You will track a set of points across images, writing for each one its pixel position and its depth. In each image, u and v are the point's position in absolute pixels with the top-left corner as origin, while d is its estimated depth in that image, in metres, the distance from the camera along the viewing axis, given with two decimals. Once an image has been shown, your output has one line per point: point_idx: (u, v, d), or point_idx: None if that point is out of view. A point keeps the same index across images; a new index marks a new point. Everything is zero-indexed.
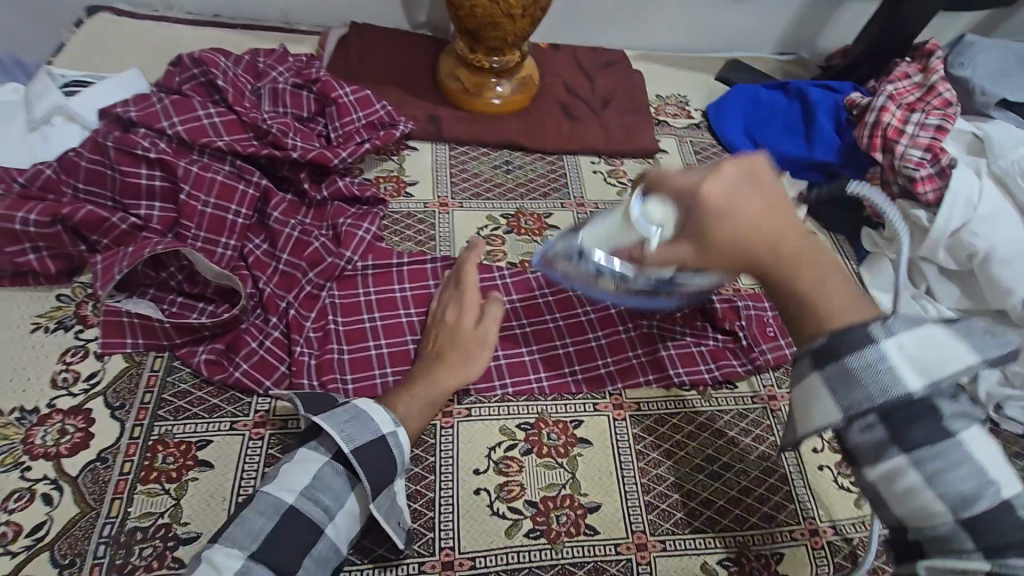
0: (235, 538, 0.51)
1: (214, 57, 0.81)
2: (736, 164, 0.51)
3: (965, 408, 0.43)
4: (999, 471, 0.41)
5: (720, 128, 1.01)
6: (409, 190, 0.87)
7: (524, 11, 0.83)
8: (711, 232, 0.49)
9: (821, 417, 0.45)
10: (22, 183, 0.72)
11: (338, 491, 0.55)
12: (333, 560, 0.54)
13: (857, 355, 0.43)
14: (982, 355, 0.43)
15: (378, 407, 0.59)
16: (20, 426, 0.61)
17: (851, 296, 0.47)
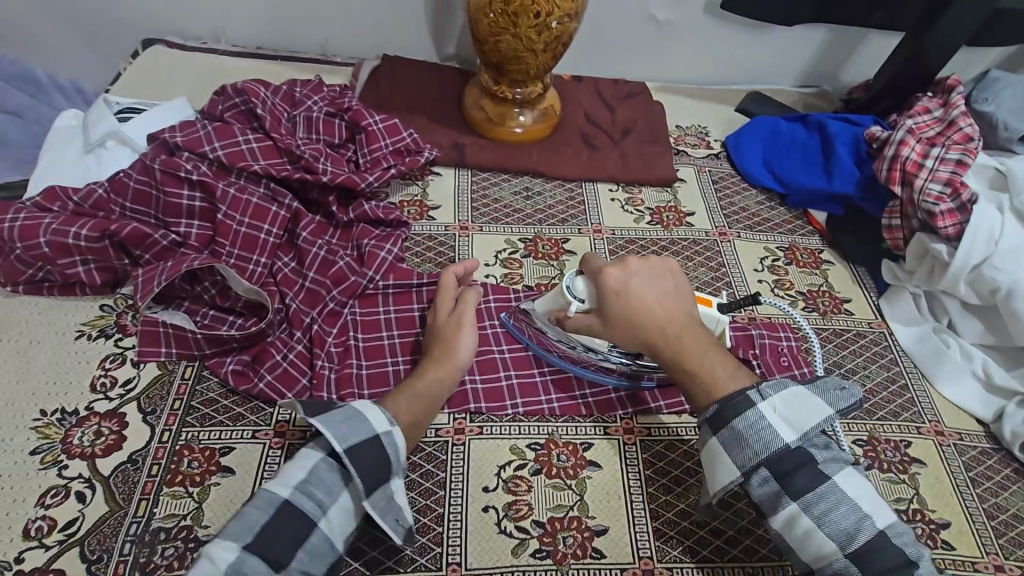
0: (231, 533, 0.52)
1: (255, 87, 0.87)
2: (639, 260, 0.68)
3: (832, 451, 0.59)
4: (870, 504, 0.56)
5: (739, 159, 1.03)
6: (432, 214, 0.91)
7: (545, 46, 0.86)
8: (614, 310, 0.65)
9: (723, 475, 0.60)
10: (75, 201, 0.78)
11: (332, 488, 0.57)
12: (327, 554, 0.55)
13: (739, 419, 0.59)
14: (835, 408, 0.59)
15: (374, 408, 0.61)
16: (60, 426, 0.66)
17: (727, 367, 0.64)
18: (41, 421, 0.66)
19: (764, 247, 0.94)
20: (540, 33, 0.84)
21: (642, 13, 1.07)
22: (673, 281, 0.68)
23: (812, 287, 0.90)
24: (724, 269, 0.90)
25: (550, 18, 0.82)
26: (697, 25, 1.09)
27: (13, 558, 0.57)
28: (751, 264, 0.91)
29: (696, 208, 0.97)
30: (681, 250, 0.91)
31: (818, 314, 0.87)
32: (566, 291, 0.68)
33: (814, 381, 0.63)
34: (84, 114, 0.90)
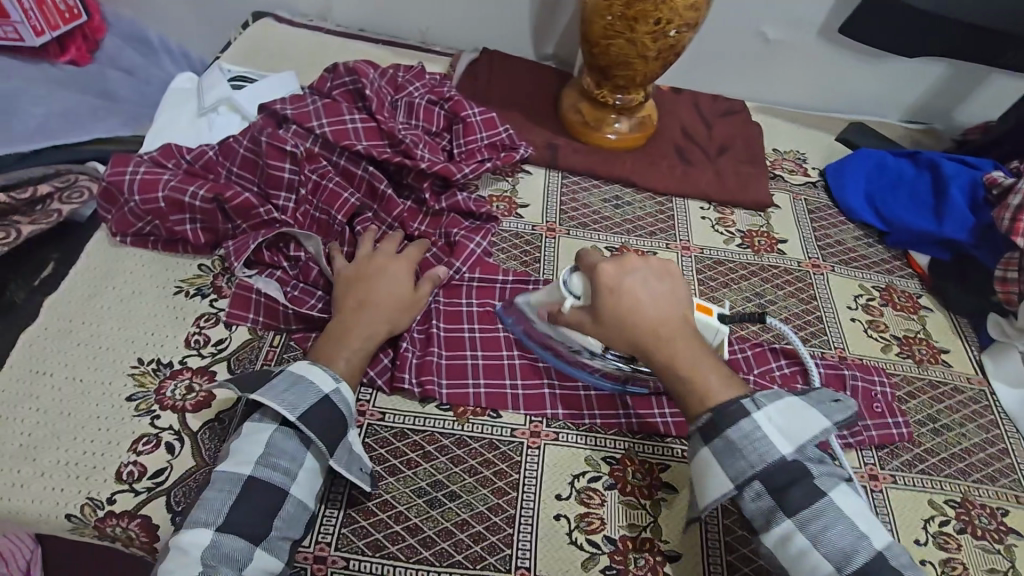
0: (197, 520, 0.54)
1: (364, 68, 0.88)
2: (637, 259, 0.67)
3: (826, 466, 0.58)
4: (866, 522, 0.55)
5: (840, 191, 0.99)
6: (520, 211, 0.90)
7: (658, 55, 0.85)
8: (607, 310, 0.63)
9: (715, 487, 0.57)
10: (188, 160, 0.81)
11: (292, 452, 0.59)
12: (303, 516, 0.57)
13: (733, 429, 0.57)
14: (831, 420, 0.58)
15: (314, 369, 0.63)
16: (155, 377, 0.68)
17: (720, 374, 0.61)
18: (138, 369, 0.68)
19: (859, 284, 0.90)
20: (656, 40, 0.83)
21: (753, 30, 1.05)
22: (670, 282, 0.66)
23: (909, 332, 0.85)
24: (815, 302, 0.86)
25: (670, 26, 0.81)
26: (807, 47, 1.07)
27: (105, 498, 0.59)
28: (844, 301, 0.87)
29: (790, 236, 0.94)
30: (771, 278, 0.88)
31: (914, 362, 0.82)
32: (561, 284, 0.67)
33: (806, 394, 0.62)
34: (199, 79, 0.93)
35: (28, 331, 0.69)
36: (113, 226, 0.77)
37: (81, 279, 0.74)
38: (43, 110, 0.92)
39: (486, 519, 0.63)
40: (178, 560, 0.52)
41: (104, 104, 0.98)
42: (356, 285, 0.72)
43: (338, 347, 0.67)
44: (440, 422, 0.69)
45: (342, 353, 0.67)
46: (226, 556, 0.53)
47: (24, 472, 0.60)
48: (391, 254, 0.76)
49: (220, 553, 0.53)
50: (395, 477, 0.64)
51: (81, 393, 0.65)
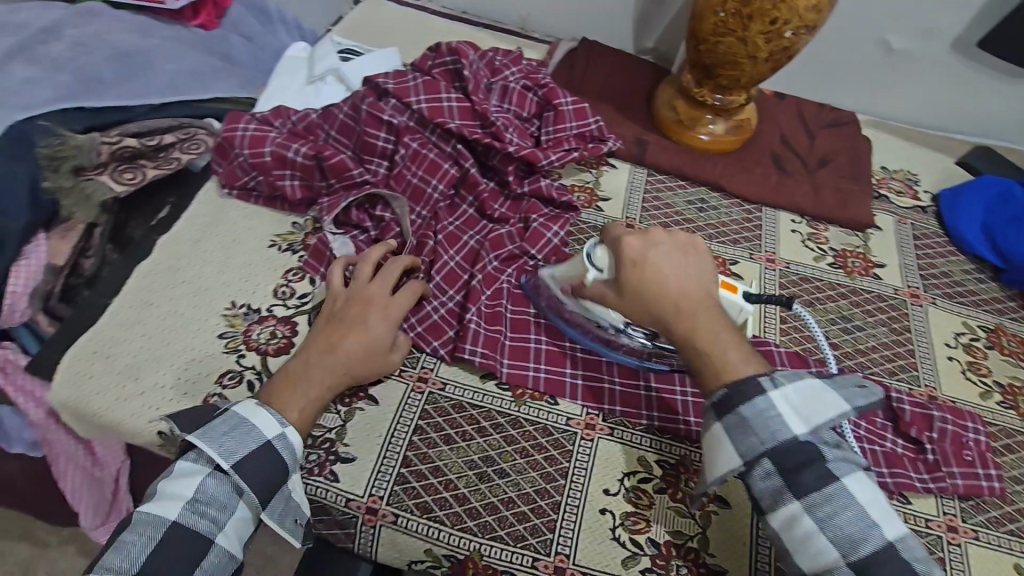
0: (108, 564, 0.52)
1: (466, 49, 0.90)
2: (664, 233, 0.65)
3: (842, 451, 0.56)
4: (879, 512, 0.53)
5: (953, 220, 0.91)
6: (600, 204, 0.89)
7: (769, 56, 0.81)
8: (631, 279, 0.62)
9: (724, 464, 0.57)
10: (293, 121, 0.85)
11: (223, 501, 0.56)
12: (229, 563, 0.57)
13: (747, 406, 0.56)
14: (851, 403, 0.56)
15: (260, 413, 0.59)
16: (245, 319, 0.73)
17: (740, 350, 0.59)
18: (230, 310, 0.74)
19: (962, 321, 0.82)
20: (769, 41, 0.79)
21: (875, 38, 0.98)
22: (695, 257, 0.64)
23: (1015, 381, 0.77)
24: (908, 334, 0.80)
25: (786, 27, 0.77)
26: (936, 60, 0.98)
27: None
28: (943, 337, 0.80)
29: (889, 260, 0.88)
30: (861, 302, 0.83)
31: (1017, 415, 0.75)
32: (584, 257, 0.67)
33: (832, 376, 0.59)
34: (312, 49, 0.99)
35: (143, 265, 0.77)
36: (222, 178, 0.84)
37: (191, 223, 0.81)
38: (176, 66, 0.98)
39: (532, 501, 0.64)
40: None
41: (225, 66, 1.03)
42: (331, 329, 0.67)
43: (293, 393, 0.63)
44: (499, 400, 0.70)
45: (297, 402, 0.62)
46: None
47: (127, 388, 0.67)
48: (363, 290, 0.70)
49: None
50: (449, 446, 0.66)
51: (180, 326, 0.72)
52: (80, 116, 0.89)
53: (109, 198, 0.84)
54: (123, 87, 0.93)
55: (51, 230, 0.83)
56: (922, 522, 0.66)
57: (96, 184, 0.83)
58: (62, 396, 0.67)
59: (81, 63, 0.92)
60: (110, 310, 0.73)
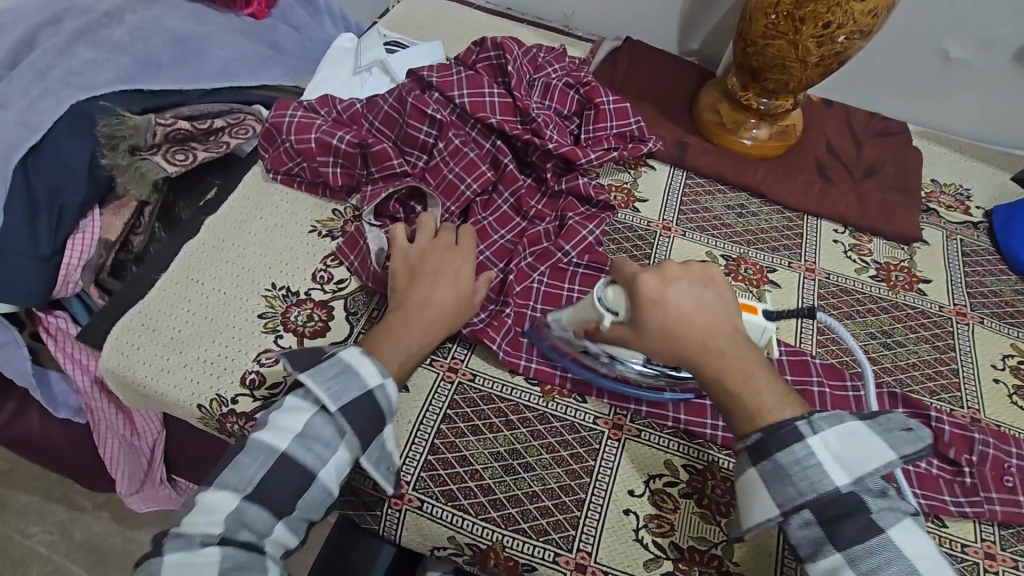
0: (224, 483, 0.58)
1: (511, 44, 0.90)
2: (679, 266, 0.62)
3: (887, 500, 0.55)
4: (927, 564, 0.52)
5: (1007, 239, 0.88)
6: (637, 205, 0.89)
7: (820, 60, 0.79)
8: (652, 322, 0.59)
9: (761, 509, 0.55)
10: (338, 110, 0.87)
11: (327, 439, 0.60)
12: (325, 501, 0.60)
13: (784, 454, 0.55)
14: (897, 452, 0.55)
15: (365, 360, 0.63)
16: (283, 301, 0.75)
17: (773, 390, 0.58)
18: (270, 292, 0.76)
19: (1010, 343, 0.79)
20: (820, 45, 0.77)
21: (932, 46, 0.95)
22: (713, 290, 0.62)
23: None
24: (952, 353, 0.78)
25: (840, 31, 0.75)
26: (996, 72, 0.95)
27: (230, 398, 0.67)
28: (988, 358, 0.77)
29: (935, 276, 0.85)
30: (903, 318, 0.80)
31: None
32: (595, 301, 0.62)
33: (876, 416, 0.58)
34: (358, 40, 1.01)
35: (190, 243, 0.79)
36: (268, 162, 0.86)
37: (237, 206, 0.83)
38: (227, 53, 1.00)
39: (556, 496, 0.64)
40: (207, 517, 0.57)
41: (274, 55, 1.05)
42: (416, 290, 0.70)
43: (390, 346, 0.66)
44: (527, 395, 0.71)
45: (398, 355, 0.66)
46: (247, 523, 0.57)
47: (171, 361, 0.70)
48: (430, 257, 0.72)
49: (243, 519, 0.57)
50: (475, 437, 0.67)
51: (222, 305, 0.74)
52: (138, 98, 0.92)
53: (161, 178, 0.87)
54: (178, 72, 0.96)
55: (105, 206, 0.88)
56: (958, 547, 0.64)
57: (150, 163, 0.86)
58: (110, 364, 0.70)
59: (139, 47, 0.96)
60: (158, 285, 0.75)
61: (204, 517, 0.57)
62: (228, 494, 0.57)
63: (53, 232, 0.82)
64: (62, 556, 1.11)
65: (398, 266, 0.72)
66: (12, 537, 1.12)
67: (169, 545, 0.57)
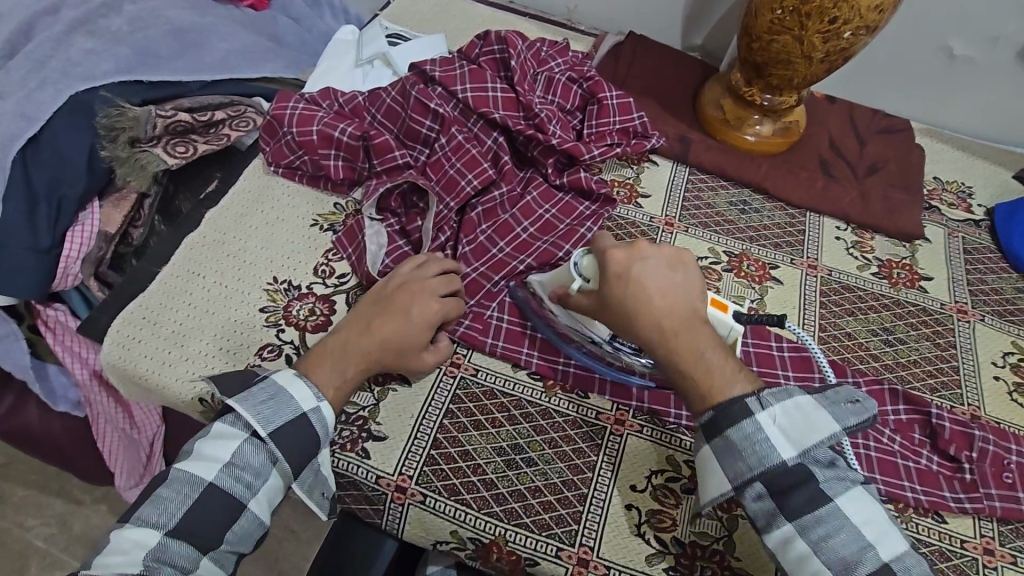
0: (148, 518, 0.56)
1: (515, 38, 0.89)
2: (651, 245, 0.63)
3: (836, 470, 0.55)
4: (877, 533, 0.53)
5: (1008, 237, 0.88)
6: (640, 201, 0.88)
7: (825, 56, 0.79)
8: (613, 296, 0.61)
9: (715, 487, 0.56)
10: (340, 102, 0.86)
11: (258, 468, 0.59)
12: (254, 532, 0.60)
13: (734, 429, 0.55)
14: (842, 423, 0.55)
15: (298, 384, 0.62)
16: (285, 295, 0.75)
17: (727, 370, 0.58)
18: (271, 286, 0.75)
19: (1011, 340, 0.79)
20: (827, 40, 0.77)
21: (936, 44, 0.95)
22: (682, 271, 0.63)
23: None
24: (953, 350, 0.78)
25: (846, 27, 0.75)
26: (1000, 69, 0.94)
27: None
28: (989, 356, 0.78)
29: (937, 274, 0.85)
30: (904, 315, 0.80)
31: None
32: (571, 266, 0.66)
33: (827, 390, 0.58)
34: (361, 32, 1.00)
35: (191, 236, 0.79)
36: (270, 156, 0.85)
37: (238, 199, 0.83)
38: (227, 45, 1.00)
39: (559, 491, 0.64)
40: (120, 555, 0.54)
41: (274, 47, 1.04)
42: (379, 309, 0.68)
43: (331, 366, 0.64)
44: (530, 389, 0.71)
45: (343, 361, 0.65)
46: (170, 558, 0.55)
47: (172, 354, 0.69)
48: (411, 285, 0.69)
49: (164, 555, 0.55)
50: (478, 431, 0.67)
51: (224, 298, 0.74)
52: (137, 89, 0.91)
53: (161, 170, 0.86)
54: (178, 63, 0.95)
55: (104, 199, 0.87)
56: (958, 543, 0.64)
57: (150, 156, 0.85)
58: (110, 358, 0.69)
59: (138, 38, 0.95)
60: (158, 279, 0.75)
61: (119, 556, 0.54)
62: (150, 530, 0.55)
63: (53, 224, 0.81)
64: (61, 549, 1.11)
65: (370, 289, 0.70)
66: (11, 529, 1.11)
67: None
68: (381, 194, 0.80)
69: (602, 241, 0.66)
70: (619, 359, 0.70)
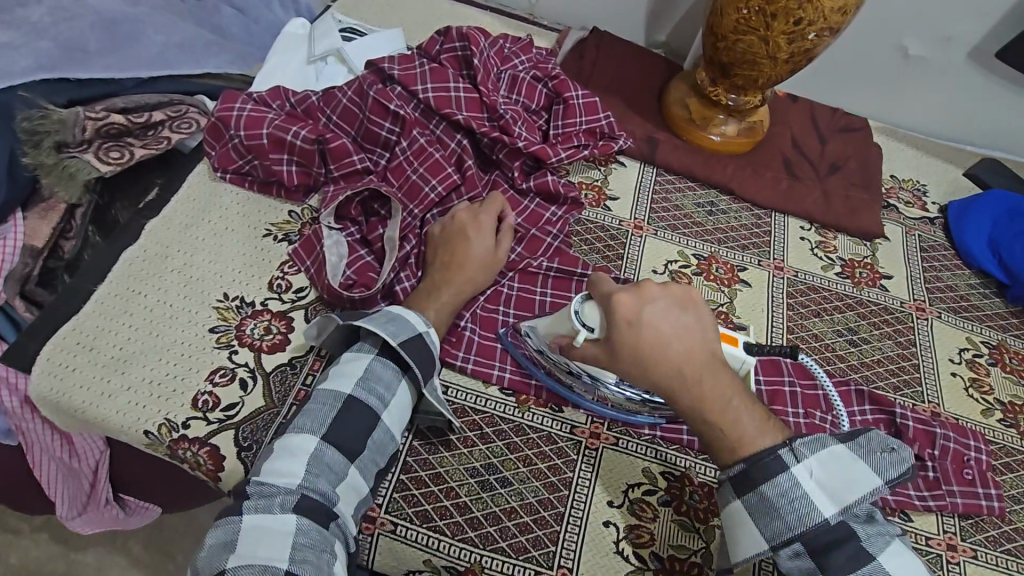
0: (302, 426, 0.57)
1: (477, 35, 0.85)
2: (658, 286, 0.59)
3: (876, 525, 0.53)
4: None
5: (960, 234, 0.90)
6: (609, 203, 0.87)
7: (790, 58, 0.79)
8: (625, 346, 0.57)
9: (749, 544, 0.54)
10: (292, 103, 0.81)
11: (388, 380, 0.61)
12: (388, 446, 0.60)
13: (768, 485, 0.54)
14: (882, 477, 0.53)
15: (412, 313, 0.65)
16: (237, 313, 0.70)
17: (755, 417, 0.56)
18: (222, 303, 0.70)
19: (965, 337, 0.82)
20: (791, 42, 0.77)
21: (892, 44, 0.97)
22: (692, 312, 0.59)
23: (1015, 399, 0.77)
24: (913, 348, 0.80)
25: (810, 29, 0.75)
26: (951, 70, 0.97)
27: (181, 422, 0.62)
28: (947, 352, 0.80)
29: (896, 272, 0.87)
30: (867, 314, 0.82)
31: (1018, 433, 0.75)
32: (571, 315, 0.61)
33: (858, 437, 0.56)
34: (312, 26, 0.94)
35: (130, 250, 0.72)
36: (216, 161, 0.79)
37: (181, 208, 0.77)
38: (165, 37, 0.92)
39: (535, 511, 0.62)
40: (285, 458, 0.55)
41: (217, 39, 0.97)
42: (449, 245, 0.71)
43: (427, 299, 0.68)
44: (502, 405, 0.68)
45: (432, 305, 0.68)
46: None
47: (112, 383, 0.64)
48: (481, 215, 0.73)
49: (320, 466, 0.55)
50: (450, 452, 0.64)
51: (168, 319, 0.68)
52: (62, 87, 0.83)
53: (94, 178, 0.79)
54: (109, 58, 0.87)
55: (29, 209, 0.80)
56: (923, 540, 0.65)
57: (79, 162, 0.78)
58: (41, 389, 0.63)
59: (62, 31, 0.86)
60: (93, 300, 0.68)
61: (285, 460, 0.55)
62: (307, 434, 0.56)
63: None
64: None
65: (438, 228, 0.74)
66: None
67: (245, 505, 0.53)
68: (342, 201, 0.75)
69: (604, 281, 0.61)
70: (612, 395, 0.68)
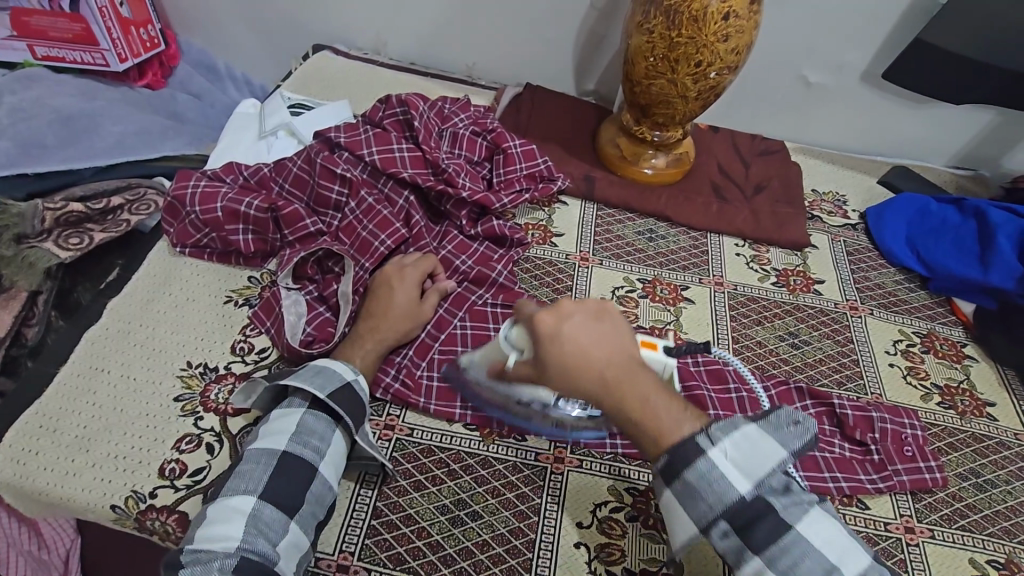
0: (239, 486, 0.58)
1: (416, 100, 0.91)
2: (573, 300, 0.58)
3: (792, 495, 0.54)
4: (839, 551, 0.53)
5: (880, 236, 0.98)
6: (554, 240, 0.92)
7: (699, 94, 0.87)
8: (548, 364, 0.55)
9: (682, 530, 0.55)
10: (245, 176, 0.86)
11: (322, 431, 0.63)
12: (327, 497, 0.61)
13: (690, 471, 0.54)
14: (788, 449, 0.54)
15: (338, 363, 0.68)
16: (202, 379, 0.71)
17: (675, 411, 0.55)
18: (186, 371, 0.72)
19: (898, 329, 0.88)
20: (696, 81, 0.85)
21: (794, 74, 1.07)
22: (609, 320, 0.57)
23: (950, 382, 0.82)
24: (851, 345, 0.85)
25: (710, 68, 0.83)
26: (850, 92, 1.07)
27: (147, 492, 0.63)
28: (882, 345, 0.85)
29: (827, 276, 0.93)
30: (805, 318, 0.87)
31: (956, 414, 0.79)
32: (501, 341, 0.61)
33: (768, 412, 0.57)
34: (261, 105, 1.01)
35: (92, 330, 0.74)
36: (174, 237, 0.82)
37: (143, 284, 0.79)
38: (121, 127, 0.98)
39: (506, 541, 0.63)
40: (222, 523, 0.55)
41: (172, 124, 1.03)
42: (381, 292, 0.75)
43: (353, 348, 0.71)
44: (467, 441, 0.70)
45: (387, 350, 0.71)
46: None
47: (77, 462, 0.64)
48: (406, 270, 0.78)
49: (261, 524, 0.56)
50: (419, 492, 0.66)
51: (133, 392, 0.70)
52: (21, 183, 0.88)
53: (54, 265, 0.81)
54: (68, 151, 0.92)
55: None
56: (881, 526, 0.68)
57: (39, 251, 0.80)
58: (3, 476, 0.63)
59: (20, 130, 0.92)
60: (56, 381, 0.70)
61: (220, 526, 0.55)
62: (244, 494, 0.57)
63: None
64: None
65: (373, 278, 0.78)
66: None
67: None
68: (297, 263, 0.79)
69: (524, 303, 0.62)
70: (561, 416, 0.69)
